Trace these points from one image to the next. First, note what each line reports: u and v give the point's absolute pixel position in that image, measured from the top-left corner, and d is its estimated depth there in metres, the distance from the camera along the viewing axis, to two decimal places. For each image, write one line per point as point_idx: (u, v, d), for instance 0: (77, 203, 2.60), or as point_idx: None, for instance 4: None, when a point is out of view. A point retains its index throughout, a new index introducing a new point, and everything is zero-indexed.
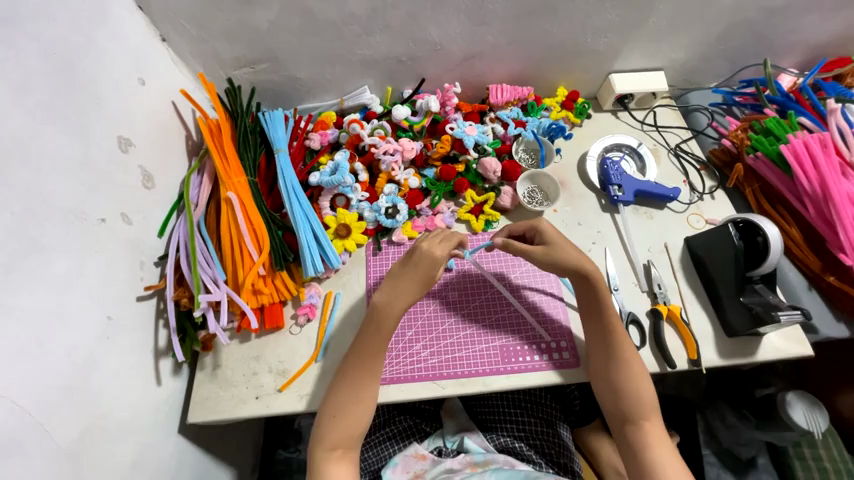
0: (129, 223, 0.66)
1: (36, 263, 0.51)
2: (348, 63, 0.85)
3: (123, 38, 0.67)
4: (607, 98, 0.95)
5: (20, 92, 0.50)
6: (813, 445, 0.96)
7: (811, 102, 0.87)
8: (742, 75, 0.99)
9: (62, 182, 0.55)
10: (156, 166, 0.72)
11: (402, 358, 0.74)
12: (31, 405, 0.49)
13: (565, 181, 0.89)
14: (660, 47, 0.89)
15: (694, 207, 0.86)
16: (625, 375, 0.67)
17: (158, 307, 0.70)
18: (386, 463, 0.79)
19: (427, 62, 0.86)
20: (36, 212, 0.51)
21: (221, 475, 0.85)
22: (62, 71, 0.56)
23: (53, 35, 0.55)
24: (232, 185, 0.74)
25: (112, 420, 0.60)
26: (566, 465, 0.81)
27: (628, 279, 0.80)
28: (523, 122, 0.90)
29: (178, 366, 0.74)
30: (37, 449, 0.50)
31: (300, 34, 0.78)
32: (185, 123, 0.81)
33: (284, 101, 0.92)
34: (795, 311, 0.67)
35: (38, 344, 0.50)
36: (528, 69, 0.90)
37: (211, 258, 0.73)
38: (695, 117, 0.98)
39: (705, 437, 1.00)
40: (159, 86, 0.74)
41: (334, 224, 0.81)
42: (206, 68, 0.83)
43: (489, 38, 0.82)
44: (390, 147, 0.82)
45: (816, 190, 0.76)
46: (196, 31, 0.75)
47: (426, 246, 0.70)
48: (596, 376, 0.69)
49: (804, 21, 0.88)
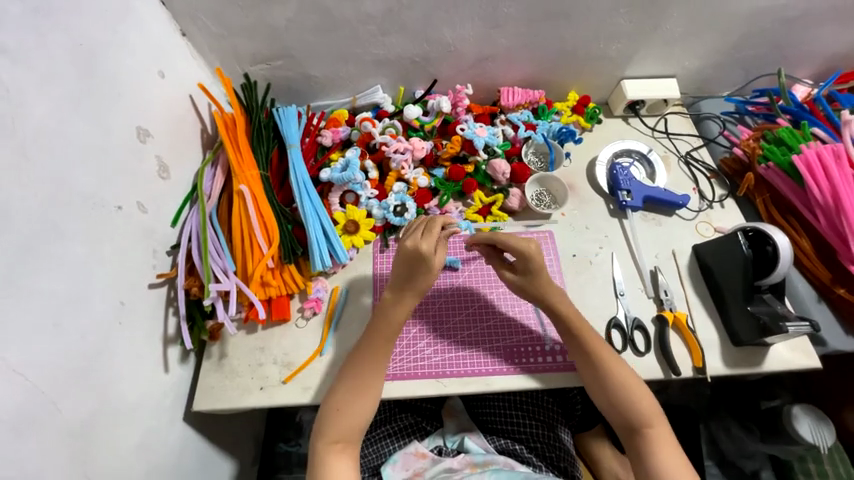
0: (144, 211, 0.67)
1: (54, 246, 0.52)
2: (361, 62, 0.86)
3: (145, 31, 0.69)
4: (618, 104, 0.95)
5: (46, 80, 0.52)
6: (818, 460, 0.95)
7: (826, 113, 0.87)
8: (756, 84, 0.99)
9: (84, 169, 0.56)
10: (171, 157, 0.74)
11: (406, 355, 0.74)
12: (46, 384, 0.51)
13: (574, 186, 0.89)
14: (673, 54, 0.89)
15: (703, 215, 0.86)
16: (625, 381, 0.67)
17: (169, 295, 0.72)
18: (386, 460, 0.79)
19: (440, 63, 0.87)
20: (56, 196, 0.53)
21: (223, 464, 0.87)
22: (86, 62, 0.57)
23: (80, 27, 0.57)
24: (244, 178, 0.76)
25: (121, 402, 0.61)
26: (566, 470, 0.81)
27: (634, 285, 0.79)
28: (533, 125, 0.90)
29: (185, 354, 0.75)
30: (50, 426, 0.51)
31: (316, 33, 0.80)
32: (201, 116, 0.83)
33: (298, 98, 0.94)
34: (804, 323, 0.66)
35: (55, 324, 0.52)
36: (540, 72, 0.91)
37: (222, 249, 0.75)
38: (705, 125, 0.97)
39: (708, 448, 1.04)
40: (177, 79, 0.76)
41: (343, 220, 0.82)
42: (223, 63, 0.85)
43: (502, 41, 0.83)
44: (401, 145, 0.83)
45: (828, 200, 0.76)
46: (216, 28, 0.77)
47: (410, 243, 0.68)
48: (592, 385, 0.68)
49: (820, 32, 0.87)
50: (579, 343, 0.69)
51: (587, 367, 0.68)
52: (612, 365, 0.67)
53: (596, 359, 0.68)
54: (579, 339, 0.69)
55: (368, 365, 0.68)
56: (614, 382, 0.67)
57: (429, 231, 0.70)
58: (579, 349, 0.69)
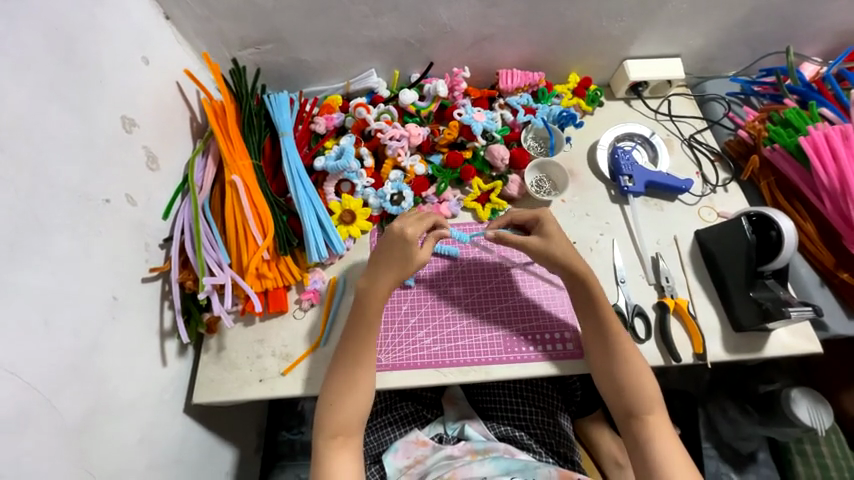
0: (134, 204, 0.66)
1: (40, 243, 0.51)
2: (354, 45, 0.83)
3: (126, 15, 0.66)
4: (620, 85, 0.92)
5: (22, 69, 0.50)
6: (815, 442, 0.96)
7: (834, 93, 0.85)
8: (762, 64, 0.96)
9: (67, 162, 0.54)
10: (160, 147, 0.72)
11: (405, 345, 0.74)
12: (38, 383, 0.50)
13: (575, 171, 0.87)
14: (678, 33, 0.86)
15: (707, 200, 0.84)
16: (636, 368, 0.67)
17: (163, 289, 0.71)
18: (387, 448, 0.80)
19: (436, 45, 0.84)
20: (39, 191, 0.51)
21: (225, 453, 0.87)
22: (64, 48, 0.55)
23: (54, 11, 0.54)
24: (236, 168, 0.74)
25: (120, 397, 0.61)
26: (566, 455, 0.81)
27: (635, 272, 0.78)
28: (533, 109, 0.88)
29: (183, 347, 0.75)
30: (46, 425, 0.51)
31: (307, 14, 0.76)
32: (189, 104, 0.80)
33: (290, 83, 0.91)
34: (806, 308, 0.66)
35: (45, 322, 0.51)
36: (539, 53, 0.88)
37: (215, 242, 0.73)
38: (710, 107, 0.95)
39: (706, 430, 1.02)
40: (163, 65, 0.73)
41: (339, 210, 0.80)
42: (210, 48, 0.82)
43: (500, 20, 0.80)
44: (397, 132, 0.81)
45: (834, 184, 0.74)
46: (202, 10, 0.74)
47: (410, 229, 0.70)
48: (599, 371, 0.68)
49: (830, 7, 0.84)
50: (600, 330, 0.68)
51: (601, 351, 0.68)
52: (629, 353, 0.67)
53: (614, 344, 0.67)
54: (605, 322, 0.68)
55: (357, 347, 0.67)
56: (630, 369, 0.66)
57: (421, 221, 0.71)
58: (602, 333, 0.68)
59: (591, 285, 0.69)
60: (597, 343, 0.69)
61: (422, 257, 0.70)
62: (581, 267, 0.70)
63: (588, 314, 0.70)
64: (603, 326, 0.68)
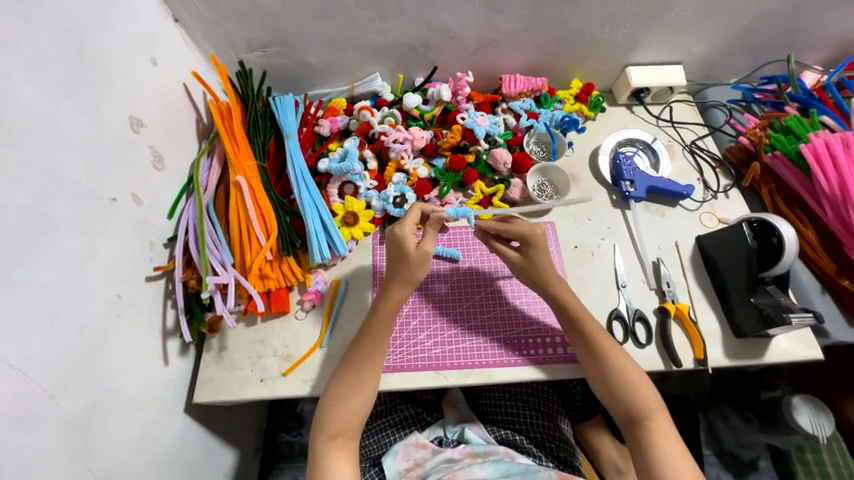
0: (140, 203, 0.66)
1: (47, 239, 0.51)
2: (359, 49, 0.84)
3: (136, 17, 0.67)
4: (622, 91, 0.93)
5: (33, 68, 0.51)
6: (816, 450, 0.95)
7: (835, 100, 0.86)
8: (763, 71, 0.96)
9: (75, 160, 0.55)
10: (166, 147, 0.72)
11: (406, 347, 0.74)
12: (42, 378, 0.50)
13: (577, 176, 0.88)
14: (680, 40, 0.86)
15: (708, 206, 0.85)
16: (627, 375, 0.67)
17: (167, 288, 0.71)
18: (386, 450, 0.80)
19: (440, 50, 0.85)
20: (47, 188, 0.51)
21: (224, 454, 0.87)
22: (74, 48, 0.56)
23: (66, 12, 0.55)
24: (241, 170, 0.75)
25: (122, 395, 0.61)
26: (566, 460, 0.81)
27: (636, 277, 0.79)
28: (536, 114, 0.88)
29: (185, 346, 0.75)
30: (48, 420, 0.51)
31: (313, 18, 0.77)
32: (195, 106, 0.81)
33: (295, 86, 0.92)
34: (807, 314, 0.66)
35: (50, 318, 0.51)
36: (542, 59, 0.89)
37: (219, 242, 0.74)
38: (712, 114, 0.95)
39: (707, 437, 1.02)
40: (171, 67, 0.74)
41: (342, 212, 0.81)
42: (217, 51, 0.83)
43: (504, 26, 0.81)
44: (400, 135, 0.82)
45: (835, 191, 0.74)
46: (210, 13, 0.75)
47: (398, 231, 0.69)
48: (593, 379, 0.68)
49: (831, 16, 0.85)
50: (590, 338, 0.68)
51: (588, 358, 0.68)
52: (616, 361, 0.67)
53: (601, 353, 0.67)
54: (586, 336, 0.68)
55: (361, 347, 0.68)
56: (621, 376, 0.66)
57: (404, 219, 0.70)
58: (587, 344, 0.68)
59: (574, 310, 0.70)
60: (584, 351, 0.69)
61: (426, 248, 0.69)
62: (557, 290, 0.72)
63: (573, 328, 0.70)
64: (588, 337, 0.68)
